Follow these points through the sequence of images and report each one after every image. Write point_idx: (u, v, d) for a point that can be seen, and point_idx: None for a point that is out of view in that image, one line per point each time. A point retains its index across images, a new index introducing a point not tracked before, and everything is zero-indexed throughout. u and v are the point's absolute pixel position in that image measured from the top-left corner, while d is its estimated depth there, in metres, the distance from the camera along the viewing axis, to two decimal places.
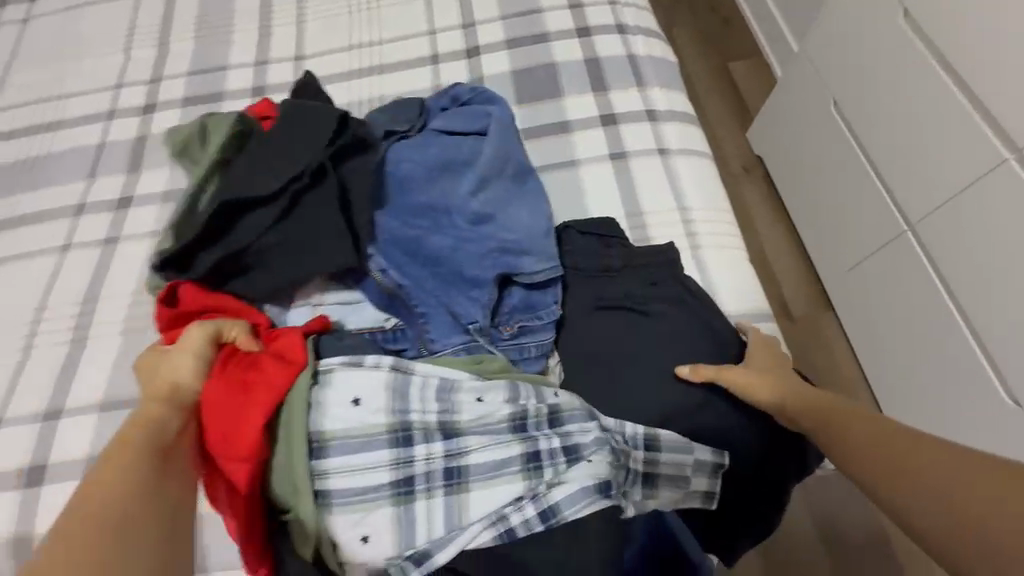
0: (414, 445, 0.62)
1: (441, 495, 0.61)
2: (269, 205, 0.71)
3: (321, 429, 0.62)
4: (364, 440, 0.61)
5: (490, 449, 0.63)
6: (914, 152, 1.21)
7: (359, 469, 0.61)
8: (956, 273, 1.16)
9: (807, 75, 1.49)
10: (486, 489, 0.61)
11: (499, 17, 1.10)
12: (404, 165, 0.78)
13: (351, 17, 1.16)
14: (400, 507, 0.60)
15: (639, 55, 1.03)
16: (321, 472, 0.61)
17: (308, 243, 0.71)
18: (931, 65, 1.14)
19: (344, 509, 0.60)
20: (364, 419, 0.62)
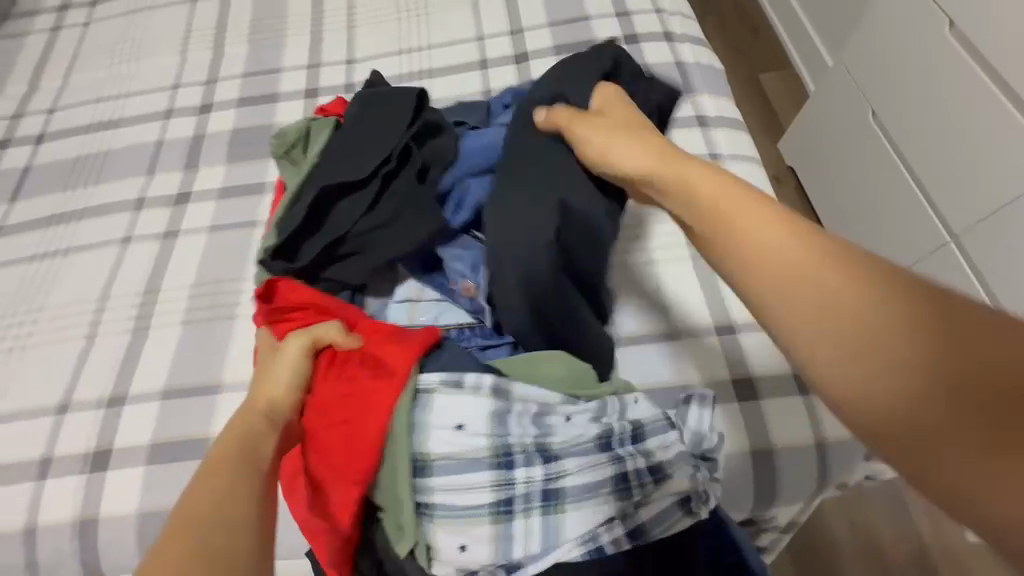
0: (515, 466, 0.61)
1: (538, 515, 0.61)
2: (363, 189, 0.75)
3: (424, 449, 0.62)
4: (467, 461, 0.61)
5: (583, 471, 0.62)
6: (959, 163, 1.20)
7: (462, 487, 0.61)
8: (1003, 284, 1.13)
9: (843, 85, 1.49)
10: (583, 514, 0.61)
11: (547, 24, 1.12)
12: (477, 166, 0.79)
13: (401, 23, 1.19)
14: (499, 524, 0.61)
15: (687, 62, 1.04)
16: (426, 485, 0.62)
17: (403, 226, 0.75)
18: (979, 75, 1.14)
19: (449, 519, 0.61)
20: (469, 439, 0.62)
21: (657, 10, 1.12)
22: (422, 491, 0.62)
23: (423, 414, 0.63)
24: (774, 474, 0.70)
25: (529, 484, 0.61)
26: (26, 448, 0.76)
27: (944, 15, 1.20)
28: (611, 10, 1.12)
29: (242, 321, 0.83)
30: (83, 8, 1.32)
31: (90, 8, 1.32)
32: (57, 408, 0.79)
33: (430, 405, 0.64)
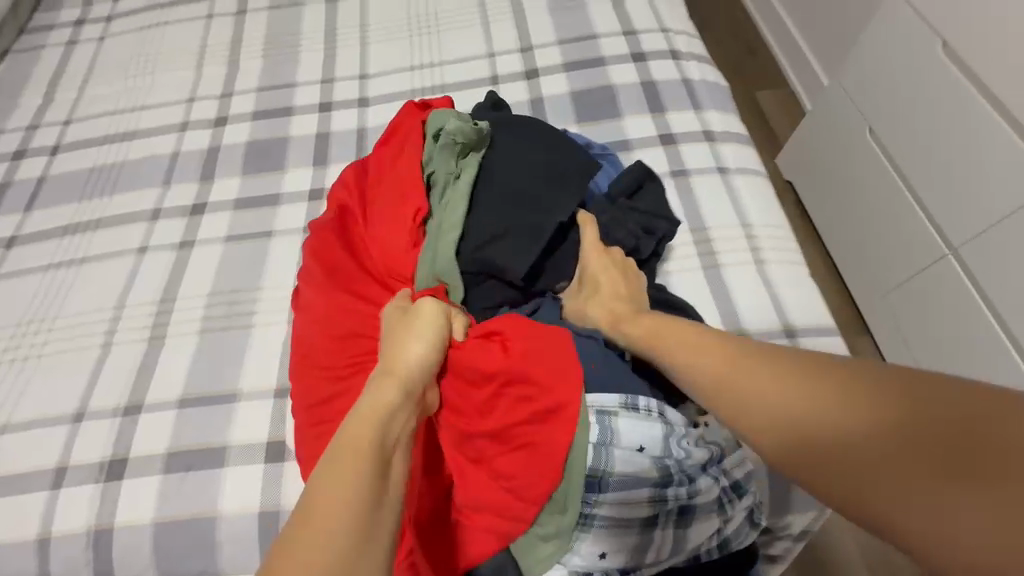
0: (672, 484, 0.64)
1: (672, 529, 0.64)
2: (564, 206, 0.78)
3: (608, 467, 0.62)
4: (638, 478, 0.62)
5: (710, 490, 0.65)
6: (956, 177, 1.23)
7: (627, 500, 0.62)
8: (1002, 296, 1.16)
9: (840, 102, 1.54)
10: (702, 527, 0.65)
11: (556, 42, 1.16)
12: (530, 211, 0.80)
13: (413, 40, 1.22)
14: (644, 533, 0.63)
15: (693, 80, 1.07)
16: (596, 503, 0.62)
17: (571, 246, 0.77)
18: (973, 93, 1.18)
19: (599, 530, 0.63)
20: (642, 456, 0.63)
21: (663, 29, 1.15)
22: (585, 508, 0.62)
23: (595, 432, 0.63)
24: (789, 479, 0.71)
25: (680, 499, 0.64)
26: (40, 456, 0.76)
27: (937, 36, 1.25)
28: (618, 29, 1.15)
29: (259, 330, 0.84)
30: (99, 24, 1.34)
31: (106, 23, 1.34)
32: (73, 417, 0.79)
33: (610, 427, 0.63)
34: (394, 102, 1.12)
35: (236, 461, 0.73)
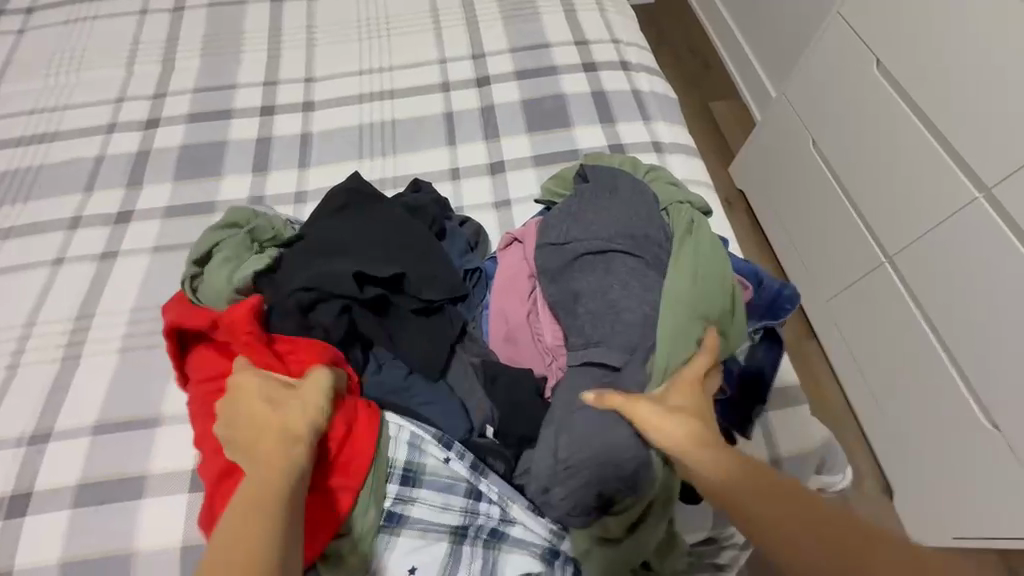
0: (483, 500, 0.65)
1: (481, 548, 0.65)
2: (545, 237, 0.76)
3: (417, 462, 0.65)
4: (450, 482, 0.65)
5: (530, 531, 0.65)
6: (891, 189, 1.29)
7: (438, 505, 0.64)
8: (933, 301, 1.22)
9: (786, 115, 1.60)
10: (517, 560, 0.65)
11: (508, 50, 1.15)
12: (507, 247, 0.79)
13: (362, 43, 1.18)
14: (455, 543, 0.64)
15: (643, 91, 1.08)
16: (400, 505, 0.64)
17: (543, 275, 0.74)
18: (905, 109, 1.24)
19: (410, 531, 0.64)
20: (450, 467, 0.65)
21: (614, 40, 1.16)
22: (396, 511, 0.63)
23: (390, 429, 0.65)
24: None
25: (490, 517, 0.65)
26: None
27: (872, 55, 1.31)
28: (570, 39, 1.16)
29: None
30: (17, 15, 1.24)
31: (26, 15, 1.24)
32: None
33: (419, 441, 0.65)
34: (341, 107, 1.08)
35: (157, 489, 0.68)
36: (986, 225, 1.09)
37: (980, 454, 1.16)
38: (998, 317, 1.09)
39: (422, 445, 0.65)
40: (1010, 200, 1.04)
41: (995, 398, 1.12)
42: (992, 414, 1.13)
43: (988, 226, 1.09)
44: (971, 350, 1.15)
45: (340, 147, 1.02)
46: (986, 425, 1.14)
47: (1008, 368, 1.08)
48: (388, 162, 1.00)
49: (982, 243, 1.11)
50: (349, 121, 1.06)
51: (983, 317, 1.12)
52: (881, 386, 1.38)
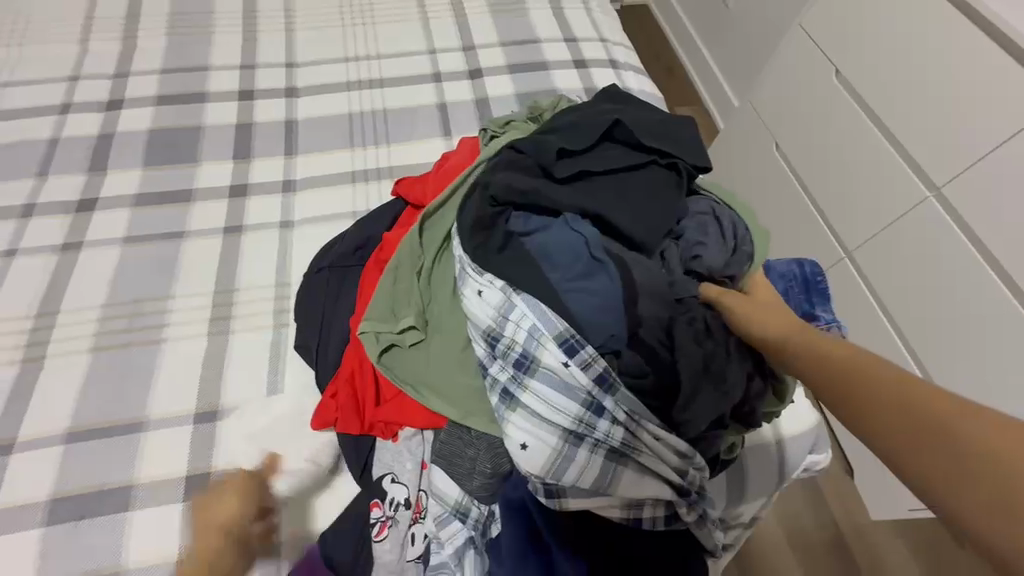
0: (601, 417, 0.50)
1: (602, 459, 0.49)
2: (572, 162, 0.60)
3: (536, 356, 0.51)
4: (566, 391, 0.50)
5: (655, 462, 0.51)
6: (849, 191, 1.38)
7: (556, 407, 0.50)
8: (889, 293, 1.31)
9: (753, 120, 1.68)
10: (643, 480, 0.50)
11: (499, 43, 1.14)
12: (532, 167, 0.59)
13: (345, 30, 1.14)
14: (566, 444, 0.49)
15: (632, 89, 1.11)
16: (517, 387, 0.51)
17: (586, 209, 0.56)
18: (862, 117, 1.34)
19: (526, 413, 0.50)
20: (576, 367, 0.50)
21: (602, 39, 1.19)
22: (512, 390, 0.52)
23: (497, 295, 0.54)
24: (742, 467, 0.73)
25: (609, 439, 0.50)
26: None
27: (832, 66, 1.40)
28: (559, 35, 1.17)
29: (173, 345, 0.72)
30: None
31: None
32: None
33: (543, 328, 0.52)
34: (327, 94, 1.03)
35: (146, 501, 0.61)
36: (935, 223, 1.19)
37: None
38: (946, 307, 1.19)
39: (591, 357, 0.50)
40: (958, 200, 1.15)
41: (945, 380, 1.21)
42: None
43: (936, 224, 1.19)
44: (923, 337, 1.24)
45: (329, 135, 0.97)
46: None
47: (957, 354, 1.18)
48: (382, 152, 0.96)
49: (931, 239, 1.21)
50: (336, 108, 1.01)
51: (933, 307, 1.21)
52: None
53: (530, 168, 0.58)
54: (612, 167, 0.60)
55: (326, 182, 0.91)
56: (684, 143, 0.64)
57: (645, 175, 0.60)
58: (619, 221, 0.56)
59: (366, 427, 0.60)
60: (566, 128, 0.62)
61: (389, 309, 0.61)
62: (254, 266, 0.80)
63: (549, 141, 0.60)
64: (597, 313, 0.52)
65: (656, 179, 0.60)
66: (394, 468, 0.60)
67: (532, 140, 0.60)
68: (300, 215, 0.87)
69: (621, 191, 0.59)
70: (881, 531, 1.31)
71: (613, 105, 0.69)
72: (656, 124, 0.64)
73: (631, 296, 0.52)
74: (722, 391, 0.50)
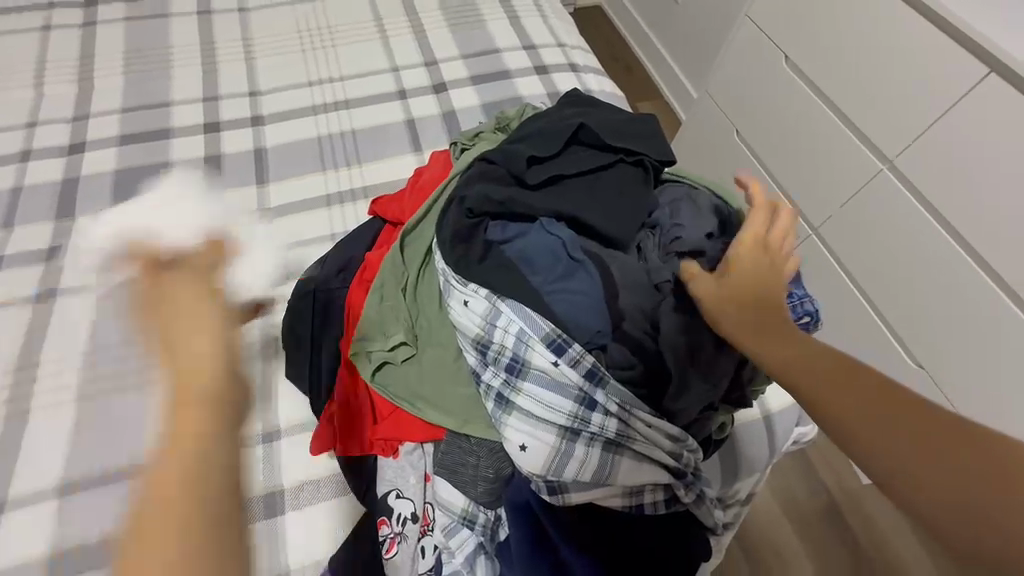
0: (594, 410, 0.51)
1: (599, 451, 0.51)
2: (544, 167, 0.62)
3: (525, 358, 0.53)
4: (558, 389, 0.51)
5: (650, 448, 0.52)
6: (808, 170, 1.44)
7: (550, 405, 0.51)
8: (856, 264, 1.37)
9: (712, 109, 1.74)
10: (640, 466, 0.52)
11: (460, 56, 1.16)
12: (505, 177, 0.61)
13: (306, 54, 1.14)
14: (563, 440, 0.51)
15: (593, 91, 1.14)
16: (510, 388, 0.53)
17: (561, 211, 0.58)
18: (813, 98, 1.39)
19: (522, 415, 0.52)
20: (565, 364, 0.52)
21: (560, 44, 1.22)
22: (506, 394, 0.53)
23: (482, 303, 0.55)
24: (734, 449, 0.76)
25: (604, 431, 0.51)
26: None
27: (781, 52, 1.46)
28: (518, 44, 1.19)
29: None
30: None
31: None
32: None
33: (530, 330, 0.53)
34: (294, 119, 1.04)
35: None
36: (891, 193, 1.25)
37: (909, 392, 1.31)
38: (910, 272, 1.24)
39: (578, 354, 0.52)
40: (911, 171, 1.20)
41: (916, 341, 1.27)
42: (915, 355, 1.28)
43: (892, 194, 1.25)
44: (892, 303, 1.30)
45: (300, 160, 0.98)
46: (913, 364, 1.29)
47: (927, 317, 1.23)
48: (354, 172, 0.97)
49: (889, 209, 1.26)
50: (305, 133, 1.02)
51: (898, 273, 1.27)
52: None
53: (503, 178, 0.61)
54: (583, 168, 0.62)
55: (301, 208, 0.91)
56: (650, 139, 0.66)
57: (616, 173, 0.62)
58: (595, 219, 0.58)
59: (366, 446, 0.61)
60: (534, 135, 0.64)
61: (377, 327, 0.61)
62: None
63: (519, 150, 0.62)
64: (583, 311, 0.54)
65: (626, 176, 0.62)
66: (398, 484, 0.59)
67: (499, 150, 0.63)
68: (277, 243, 0.87)
69: (594, 190, 0.61)
70: (872, 493, 1.36)
71: (578, 109, 0.71)
72: (622, 124, 0.66)
73: (610, 290, 0.54)
74: (705, 376, 0.53)
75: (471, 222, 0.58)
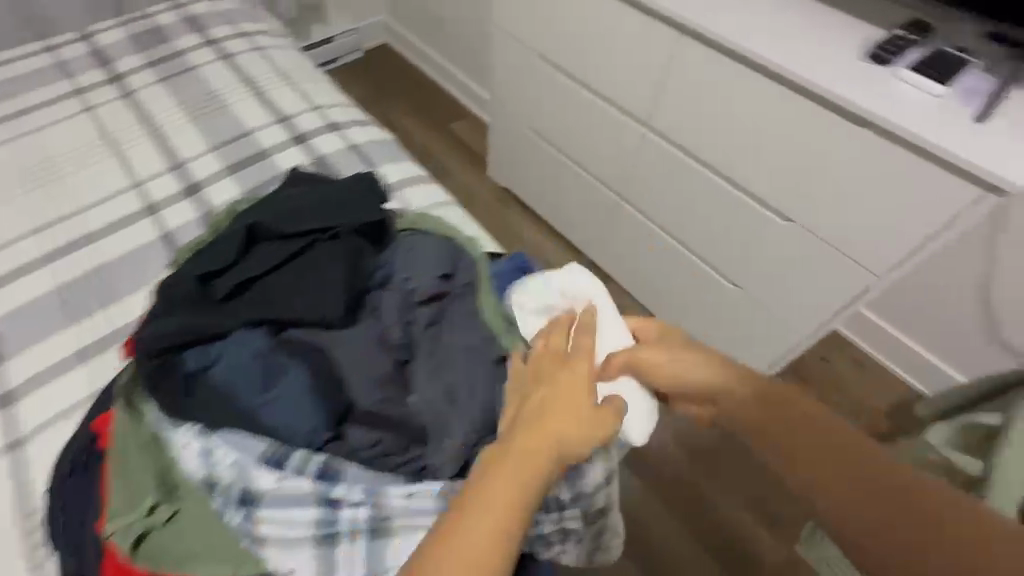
0: (338, 507, 0.57)
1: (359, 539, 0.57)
2: (224, 279, 0.69)
3: (259, 490, 0.58)
4: (297, 501, 0.57)
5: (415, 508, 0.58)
6: (595, 147, 1.56)
7: (295, 522, 0.57)
8: (660, 217, 1.50)
9: (506, 116, 1.83)
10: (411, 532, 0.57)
11: (210, 148, 1.10)
12: (185, 299, 0.67)
13: (27, 198, 1.01)
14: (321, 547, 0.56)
15: (360, 144, 1.14)
16: (253, 518, 0.57)
17: (243, 313, 0.65)
18: (574, 87, 1.52)
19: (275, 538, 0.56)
20: (291, 479, 0.58)
21: (316, 108, 1.20)
22: (253, 530, 0.57)
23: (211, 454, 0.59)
24: None
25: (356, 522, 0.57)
26: None
27: (535, 53, 1.57)
28: (271, 119, 1.16)
29: None
30: None
31: None
32: None
33: (256, 463, 0.58)
34: (23, 275, 0.91)
35: None
36: (659, 151, 1.39)
37: (740, 312, 1.45)
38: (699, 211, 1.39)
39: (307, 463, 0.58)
40: (665, 129, 1.34)
41: (728, 267, 1.41)
42: (730, 278, 1.42)
43: (660, 152, 1.39)
44: (697, 241, 1.44)
45: (40, 320, 0.86)
46: (731, 286, 1.43)
47: (722, 242, 1.38)
48: (110, 313, 0.87)
49: (663, 165, 1.40)
50: (39, 286, 0.90)
51: (691, 215, 1.41)
52: (665, 292, 1.64)
53: (186, 302, 0.67)
54: (261, 269, 0.70)
55: (51, 374, 0.80)
56: (324, 213, 0.75)
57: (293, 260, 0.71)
58: (278, 310, 0.65)
59: None
60: (208, 253, 0.71)
61: (125, 502, 0.57)
62: None
63: (192, 273, 0.69)
64: (298, 406, 0.60)
65: (308, 256, 0.70)
66: None
67: (177, 277, 0.69)
68: (28, 425, 0.75)
69: (275, 281, 0.68)
70: None
71: (264, 206, 0.79)
72: (292, 211, 0.75)
73: (319, 381, 0.61)
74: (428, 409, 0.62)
75: (179, 372, 0.62)
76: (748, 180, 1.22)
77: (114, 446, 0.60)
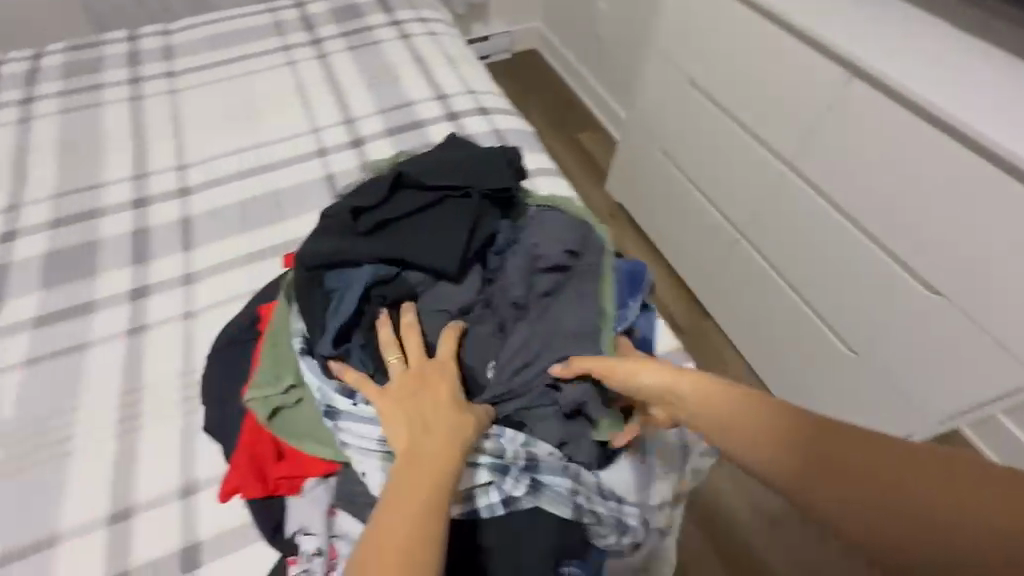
0: None
1: None
2: (380, 210, 0.80)
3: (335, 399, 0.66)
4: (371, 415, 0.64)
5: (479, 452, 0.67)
6: (728, 180, 1.53)
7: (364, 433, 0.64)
8: (784, 262, 1.43)
9: (639, 135, 1.84)
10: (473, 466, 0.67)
11: (377, 111, 1.25)
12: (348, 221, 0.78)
13: (232, 127, 1.22)
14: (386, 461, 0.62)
15: (503, 129, 1.23)
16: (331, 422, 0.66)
17: (405, 246, 0.75)
18: (721, 117, 1.50)
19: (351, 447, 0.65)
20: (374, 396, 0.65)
21: (470, 91, 1.31)
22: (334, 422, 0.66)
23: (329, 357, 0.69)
24: (648, 463, 0.79)
25: None
26: None
27: (686, 78, 1.58)
28: (430, 94, 1.28)
29: (79, 454, 0.74)
30: None
31: None
32: None
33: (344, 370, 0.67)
34: (218, 187, 1.10)
35: None
36: (799, 197, 1.34)
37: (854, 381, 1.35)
38: (828, 265, 1.32)
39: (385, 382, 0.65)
40: (809, 169, 1.30)
41: (851, 331, 1.31)
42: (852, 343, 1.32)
43: (800, 197, 1.34)
44: (821, 296, 1.36)
45: (225, 224, 1.04)
46: (850, 353, 1.34)
47: (851, 301, 1.29)
48: (276, 231, 1.02)
49: (801, 212, 1.34)
50: (230, 197, 1.08)
51: (820, 267, 1.34)
52: (767, 338, 1.56)
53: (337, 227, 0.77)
54: (409, 211, 0.80)
55: (223, 269, 0.96)
56: (482, 175, 0.85)
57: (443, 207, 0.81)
58: (438, 255, 0.75)
59: (270, 488, 0.67)
60: (359, 190, 0.82)
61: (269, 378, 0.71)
62: (157, 363, 0.83)
63: (344, 205, 0.80)
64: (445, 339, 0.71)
65: (462, 210, 0.80)
66: (304, 522, 0.65)
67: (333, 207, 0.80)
68: (201, 304, 0.91)
69: (429, 223, 0.78)
70: None
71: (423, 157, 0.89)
72: (443, 170, 0.85)
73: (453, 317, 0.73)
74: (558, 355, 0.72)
75: (319, 289, 0.73)
76: (893, 238, 1.16)
77: (270, 339, 0.75)
